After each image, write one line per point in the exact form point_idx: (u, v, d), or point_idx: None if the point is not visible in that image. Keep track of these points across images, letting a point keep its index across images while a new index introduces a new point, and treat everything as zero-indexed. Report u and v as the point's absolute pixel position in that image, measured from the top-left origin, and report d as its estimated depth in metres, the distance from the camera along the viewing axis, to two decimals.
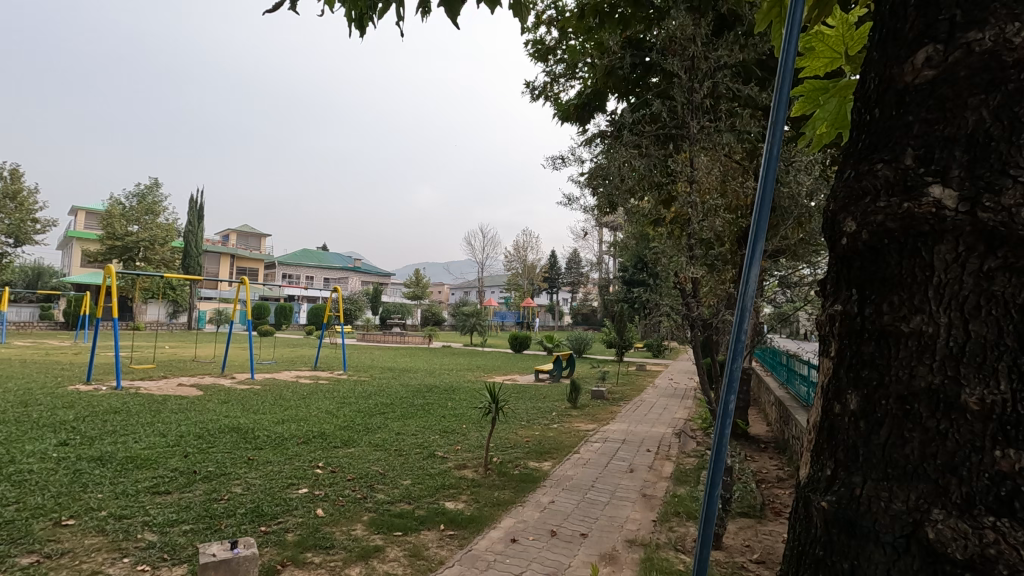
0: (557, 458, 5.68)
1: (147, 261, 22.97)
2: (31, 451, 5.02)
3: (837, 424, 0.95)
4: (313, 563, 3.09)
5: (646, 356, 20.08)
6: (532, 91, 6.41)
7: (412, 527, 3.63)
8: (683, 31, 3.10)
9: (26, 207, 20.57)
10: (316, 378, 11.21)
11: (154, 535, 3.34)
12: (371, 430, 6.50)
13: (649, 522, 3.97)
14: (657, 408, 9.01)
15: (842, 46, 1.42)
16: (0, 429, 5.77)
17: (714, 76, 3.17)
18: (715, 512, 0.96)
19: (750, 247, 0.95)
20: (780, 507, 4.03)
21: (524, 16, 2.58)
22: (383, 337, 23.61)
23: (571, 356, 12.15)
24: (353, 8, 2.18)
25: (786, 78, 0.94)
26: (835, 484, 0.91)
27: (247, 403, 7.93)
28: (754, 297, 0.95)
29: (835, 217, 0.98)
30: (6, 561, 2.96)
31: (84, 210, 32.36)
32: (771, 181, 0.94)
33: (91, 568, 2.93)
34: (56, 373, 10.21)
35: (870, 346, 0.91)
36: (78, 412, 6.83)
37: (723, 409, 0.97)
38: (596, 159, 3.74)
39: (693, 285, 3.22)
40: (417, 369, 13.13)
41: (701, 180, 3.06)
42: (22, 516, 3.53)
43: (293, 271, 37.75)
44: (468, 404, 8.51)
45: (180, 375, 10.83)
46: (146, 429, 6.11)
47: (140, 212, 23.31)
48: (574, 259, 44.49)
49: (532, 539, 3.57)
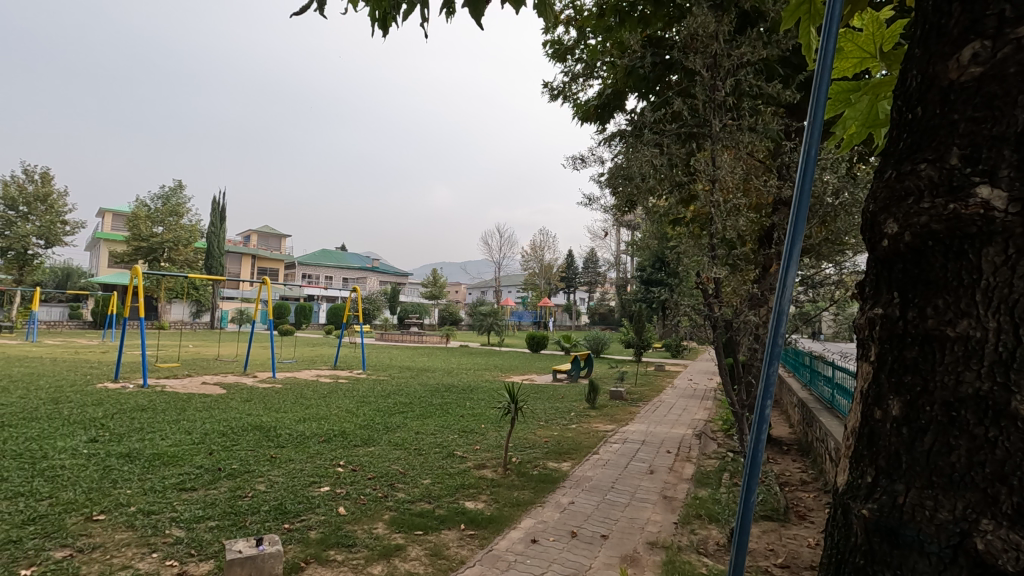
0: (576, 458, 5.67)
1: (171, 261, 23.48)
2: (63, 447, 5.17)
3: (877, 430, 0.93)
4: (336, 561, 3.12)
5: (664, 356, 19.92)
6: (550, 90, 6.40)
7: (432, 526, 3.65)
8: (705, 28, 3.05)
9: (56, 209, 21.18)
10: (336, 377, 11.33)
11: (181, 531, 3.41)
12: (391, 429, 6.54)
13: (670, 524, 3.94)
14: (676, 409, 8.94)
15: (873, 45, 1.38)
16: (34, 426, 5.95)
17: (737, 74, 3.12)
18: (750, 517, 0.96)
19: (787, 251, 0.94)
20: (804, 511, 3.96)
21: (547, 16, 2.58)
22: (401, 336, 23.78)
23: (589, 356, 12.12)
24: (377, 8, 2.19)
25: (823, 78, 0.94)
26: (877, 491, 0.90)
27: (269, 401, 8.04)
28: (791, 301, 0.95)
29: (875, 219, 0.96)
30: (41, 554, 3.04)
31: (111, 212, 33.15)
32: (808, 184, 0.93)
33: (121, 562, 3.00)
34: (84, 372, 10.51)
35: (914, 352, 0.89)
36: (107, 409, 7.01)
37: (758, 412, 0.97)
38: (617, 159, 3.73)
39: (715, 285, 3.21)
40: (435, 369, 13.19)
41: (723, 179, 3.00)
42: (56, 511, 3.63)
43: (312, 271, 38.27)
44: (487, 404, 8.53)
45: (204, 374, 11.02)
46: (172, 426, 6.23)
47: (164, 213, 23.81)
48: (592, 259, 44.30)
49: (553, 539, 3.57)
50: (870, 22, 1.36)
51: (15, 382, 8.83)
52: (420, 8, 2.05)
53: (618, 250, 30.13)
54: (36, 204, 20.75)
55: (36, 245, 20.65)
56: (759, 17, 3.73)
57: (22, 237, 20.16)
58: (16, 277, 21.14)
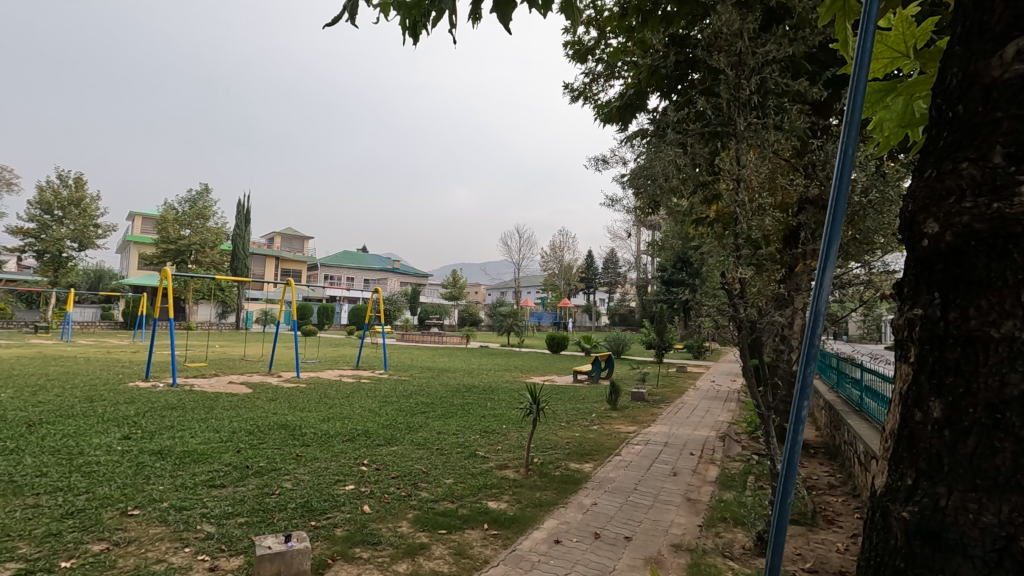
0: (598, 460, 5.66)
1: (198, 263, 24.03)
2: (98, 444, 5.33)
3: (918, 432, 0.93)
4: (362, 558, 3.16)
5: (686, 356, 19.73)
6: (570, 92, 6.40)
7: (456, 525, 3.68)
8: (729, 26, 2.99)
9: (89, 213, 21.84)
10: (358, 377, 11.47)
11: (212, 527, 3.49)
12: (413, 429, 6.60)
13: (694, 527, 3.90)
14: (699, 411, 8.83)
15: (903, 45, 1.34)
16: (70, 423, 6.16)
17: (762, 71, 3.07)
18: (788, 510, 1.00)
19: (823, 254, 0.95)
20: (833, 515, 3.89)
21: (574, 18, 2.60)
22: (422, 336, 24.02)
23: (609, 357, 12.08)
24: (407, 17, 2.23)
25: (860, 79, 0.96)
26: (917, 494, 0.90)
27: (293, 401, 8.17)
28: (828, 302, 0.96)
29: (916, 218, 0.96)
30: (79, 547, 3.14)
31: (141, 215, 34.03)
32: (845, 188, 0.94)
33: (155, 556, 3.08)
34: (116, 370, 10.84)
35: (956, 352, 0.88)
36: (139, 407, 7.21)
37: (795, 412, 1.00)
38: (640, 159, 3.70)
39: (741, 285, 3.11)
40: (456, 369, 13.27)
41: (749, 179, 2.96)
42: (92, 505, 3.75)
43: (334, 272, 38.84)
44: (509, 404, 8.57)
45: (230, 374, 11.23)
46: (201, 425, 6.38)
47: (191, 216, 24.34)
48: (612, 259, 44.06)
49: (576, 540, 3.56)
50: (899, 22, 1.33)
51: (51, 380, 9.16)
52: (448, 14, 2.06)
53: (639, 249, 29.89)
54: (70, 208, 21.42)
55: (70, 248, 21.33)
56: (785, 14, 3.72)
57: (57, 241, 20.85)
58: (51, 279, 21.86)
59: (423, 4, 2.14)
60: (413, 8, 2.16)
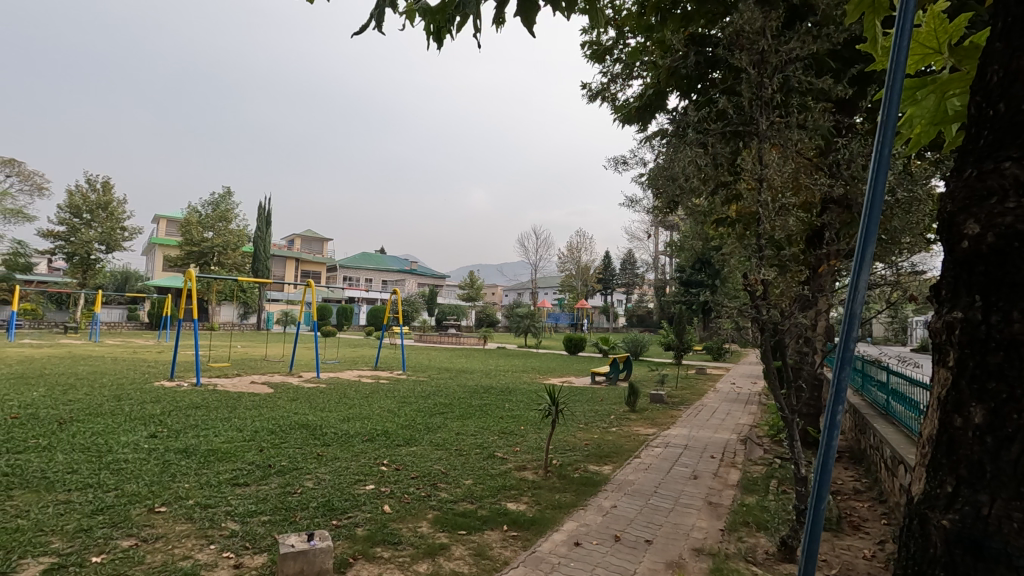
0: (617, 462, 5.62)
1: (220, 265, 24.47)
2: (126, 442, 5.45)
3: (958, 438, 0.97)
4: (382, 557, 3.19)
5: (705, 357, 19.47)
6: (588, 92, 6.37)
7: (475, 526, 3.69)
8: (752, 24, 2.92)
9: (116, 216, 22.39)
10: (377, 378, 11.58)
11: (236, 524, 3.55)
12: (432, 429, 6.64)
13: (716, 531, 3.86)
14: (719, 413, 8.72)
15: (935, 42, 1.29)
16: (99, 421, 6.31)
17: (785, 69, 3.02)
18: (822, 511, 1.02)
19: (859, 257, 0.96)
20: (858, 521, 3.81)
21: (596, 19, 2.59)
22: (439, 337, 24.12)
23: (627, 359, 12.00)
24: (432, 22, 2.24)
25: (896, 81, 0.98)
26: (957, 502, 0.94)
27: (313, 401, 8.26)
28: (863, 305, 0.97)
29: (956, 218, 0.99)
30: (109, 543, 3.22)
31: (166, 218, 34.77)
32: (881, 192, 0.95)
33: (181, 553, 3.14)
34: (143, 370, 11.07)
35: (998, 357, 0.91)
36: (165, 406, 7.37)
37: (830, 416, 1.00)
38: (659, 159, 3.67)
39: (763, 287, 3.01)
40: (474, 371, 13.28)
41: (771, 179, 2.90)
42: (121, 502, 3.84)
43: (353, 274, 39.24)
44: (527, 406, 8.55)
45: (252, 374, 11.41)
46: (224, 424, 6.48)
47: (214, 219, 24.81)
48: (630, 260, 43.76)
49: (596, 543, 3.55)
50: (932, 17, 1.28)
51: (80, 379, 9.41)
52: (473, 18, 2.08)
53: (658, 249, 29.62)
54: (98, 212, 21.98)
55: (98, 250, 21.89)
56: (808, 11, 3.68)
57: (85, 243, 21.43)
58: (80, 280, 22.47)
59: (448, 8, 2.15)
60: (438, 12, 2.18)
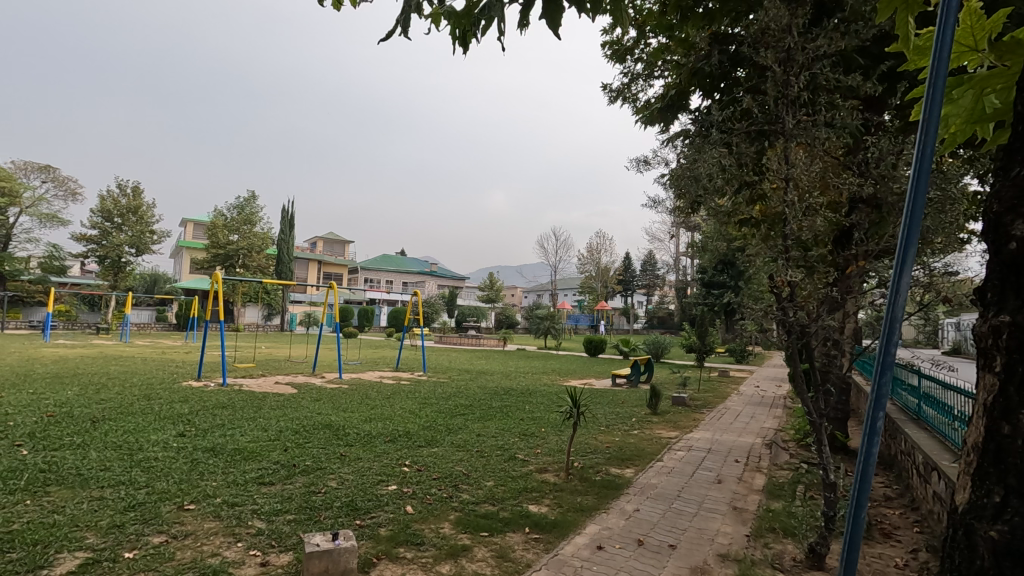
0: (639, 465, 5.57)
1: (245, 267, 24.95)
2: (155, 441, 5.57)
3: (1004, 446, 1.00)
4: (406, 558, 3.21)
5: (728, 360, 19.18)
6: (609, 92, 6.35)
7: (497, 528, 3.69)
8: (778, 21, 2.86)
9: (146, 220, 22.96)
10: (398, 379, 11.67)
11: (263, 523, 3.61)
12: (453, 431, 6.66)
13: (742, 536, 3.79)
14: (744, 417, 8.58)
15: (972, 39, 1.23)
16: (130, 420, 6.47)
17: (813, 67, 2.96)
18: (862, 520, 1.02)
19: (900, 260, 0.95)
20: (890, 528, 3.71)
21: (620, 19, 2.58)
22: (459, 338, 24.23)
23: (650, 361, 11.90)
24: (458, 26, 2.25)
25: (937, 81, 0.98)
26: (1006, 514, 0.98)
27: (336, 401, 8.36)
28: (904, 308, 0.96)
29: (1004, 217, 1.03)
30: (141, 539, 3.29)
31: (193, 221, 35.60)
32: (922, 193, 0.93)
33: (210, 550, 3.20)
34: (172, 370, 11.31)
35: None
36: (193, 406, 7.52)
37: (870, 424, 0.99)
38: (681, 160, 3.63)
39: (790, 289, 2.95)
40: (494, 372, 13.30)
41: (798, 178, 2.84)
42: (152, 499, 3.94)
43: (374, 276, 39.73)
44: (547, 408, 8.53)
45: (277, 374, 11.63)
46: (250, 423, 6.60)
47: (239, 222, 25.29)
48: (650, 261, 43.39)
49: (619, 547, 3.52)
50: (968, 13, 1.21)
51: (111, 378, 9.67)
52: (497, 22, 2.08)
53: (679, 250, 29.32)
54: (129, 216, 22.56)
55: (129, 253, 22.51)
56: (836, 7, 3.62)
57: (116, 247, 22.04)
58: (111, 282, 23.13)
59: (473, 13, 2.17)
60: (463, 17, 2.19)
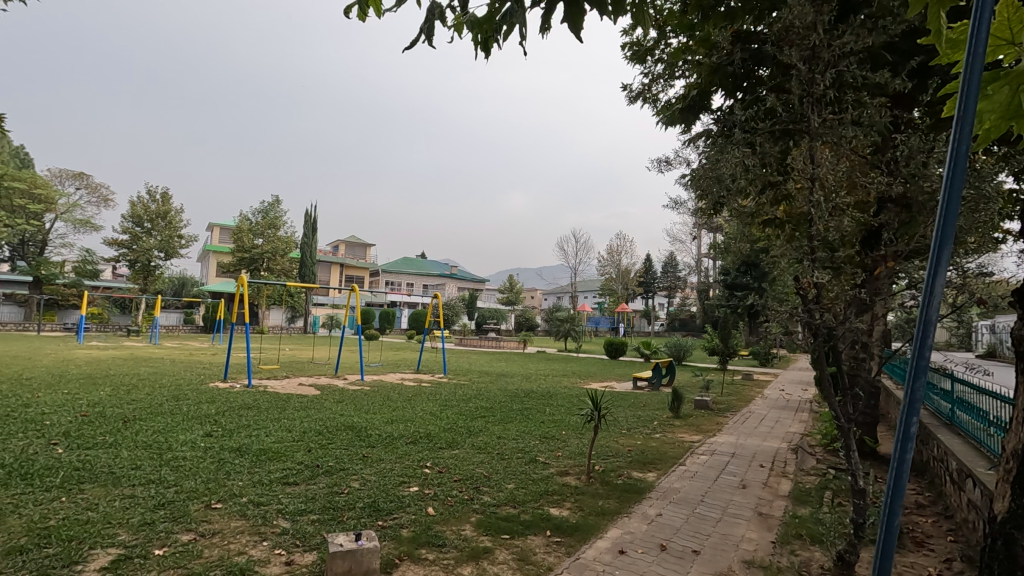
0: (662, 469, 5.51)
1: (269, 271, 25.39)
2: (184, 440, 5.70)
3: None
4: (428, 559, 3.22)
5: (751, 363, 18.86)
6: (629, 93, 6.31)
7: (518, 530, 3.69)
8: (803, 18, 2.81)
9: (174, 225, 23.50)
10: (419, 381, 11.74)
11: (287, 522, 3.66)
12: (473, 433, 6.67)
13: (767, 543, 3.72)
14: (768, 421, 8.43)
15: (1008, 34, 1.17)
16: (159, 420, 6.63)
17: (839, 64, 2.89)
18: (896, 526, 0.99)
19: (934, 263, 0.92)
20: (922, 537, 3.61)
21: (642, 20, 2.57)
22: (479, 340, 24.28)
23: (671, 364, 11.77)
24: (480, 32, 2.26)
25: (972, 78, 0.95)
26: None
27: (359, 403, 8.45)
28: (939, 311, 0.93)
29: None
30: (170, 537, 3.37)
31: (219, 226, 36.39)
32: (956, 195, 0.91)
33: (236, 548, 3.26)
34: (198, 372, 11.55)
35: None
36: (219, 406, 7.67)
37: (903, 430, 0.96)
38: (702, 160, 3.59)
39: (817, 291, 2.89)
40: (514, 374, 13.29)
41: (824, 177, 2.77)
42: (182, 498, 4.03)
43: (395, 279, 40.07)
44: (568, 410, 8.49)
45: (300, 375, 11.80)
46: (275, 424, 6.71)
47: (264, 226, 25.73)
48: (672, 263, 42.93)
49: (642, 552, 3.48)
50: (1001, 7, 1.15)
51: (141, 379, 9.92)
52: (519, 27, 2.08)
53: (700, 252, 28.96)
54: (158, 221, 23.11)
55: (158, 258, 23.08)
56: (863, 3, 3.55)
57: (146, 251, 22.61)
58: (141, 286, 23.75)
59: (495, 18, 2.17)
60: (484, 22, 2.20)
